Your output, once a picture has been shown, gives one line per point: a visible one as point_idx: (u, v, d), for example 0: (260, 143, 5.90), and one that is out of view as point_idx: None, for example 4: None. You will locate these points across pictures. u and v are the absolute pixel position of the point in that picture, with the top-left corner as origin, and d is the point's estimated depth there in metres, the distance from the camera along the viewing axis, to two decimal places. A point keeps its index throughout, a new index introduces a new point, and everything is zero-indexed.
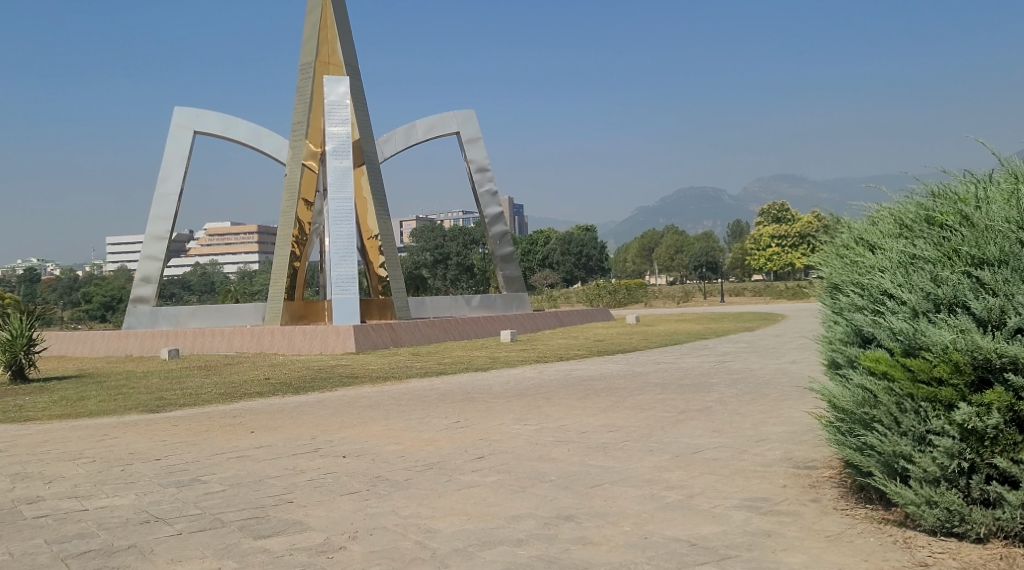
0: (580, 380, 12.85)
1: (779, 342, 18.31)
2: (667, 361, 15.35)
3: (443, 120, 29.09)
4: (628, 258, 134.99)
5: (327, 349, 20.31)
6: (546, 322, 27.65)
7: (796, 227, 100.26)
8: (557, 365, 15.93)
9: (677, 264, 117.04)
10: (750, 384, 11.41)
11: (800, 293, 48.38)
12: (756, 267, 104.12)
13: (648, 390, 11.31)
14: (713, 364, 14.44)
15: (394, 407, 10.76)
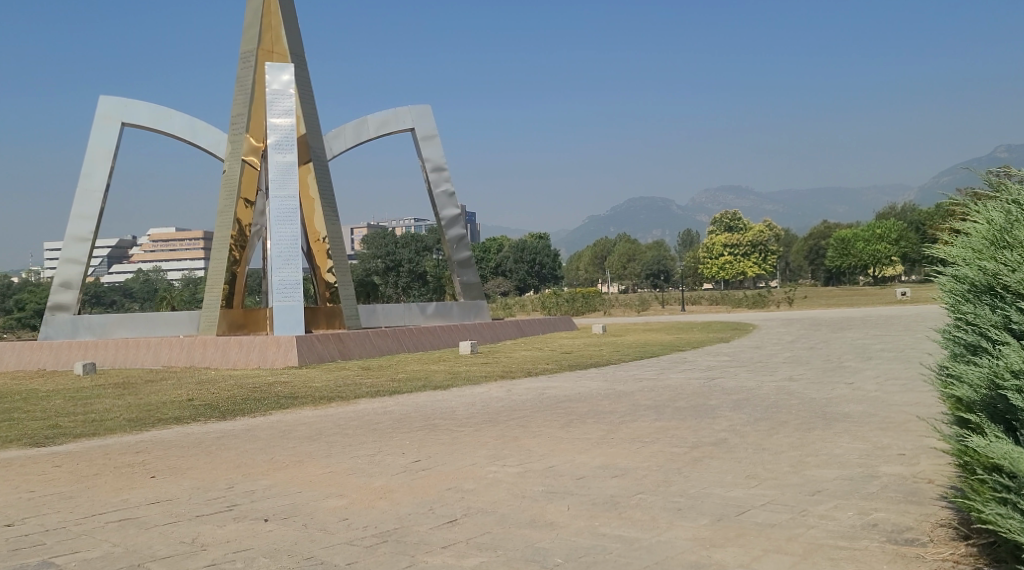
0: (557, 402, 11.07)
1: (765, 356, 16.81)
2: (649, 379, 13.68)
3: (396, 115, 27.15)
4: (581, 267, 134.06)
5: (266, 363, 18.24)
6: (507, 332, 25.92)
7: (748, 236, 100.59)
8: (526, 382, 14.16)
9: (630, 273, 116.62)
10: (757, 408, 9.77)
11: (760, 302, 47.52)
12: (709, 276, 103.96)
13: (641, 415, 9.61)
14: (704, 381, 12.81)
15: (340, 438, 8.87)
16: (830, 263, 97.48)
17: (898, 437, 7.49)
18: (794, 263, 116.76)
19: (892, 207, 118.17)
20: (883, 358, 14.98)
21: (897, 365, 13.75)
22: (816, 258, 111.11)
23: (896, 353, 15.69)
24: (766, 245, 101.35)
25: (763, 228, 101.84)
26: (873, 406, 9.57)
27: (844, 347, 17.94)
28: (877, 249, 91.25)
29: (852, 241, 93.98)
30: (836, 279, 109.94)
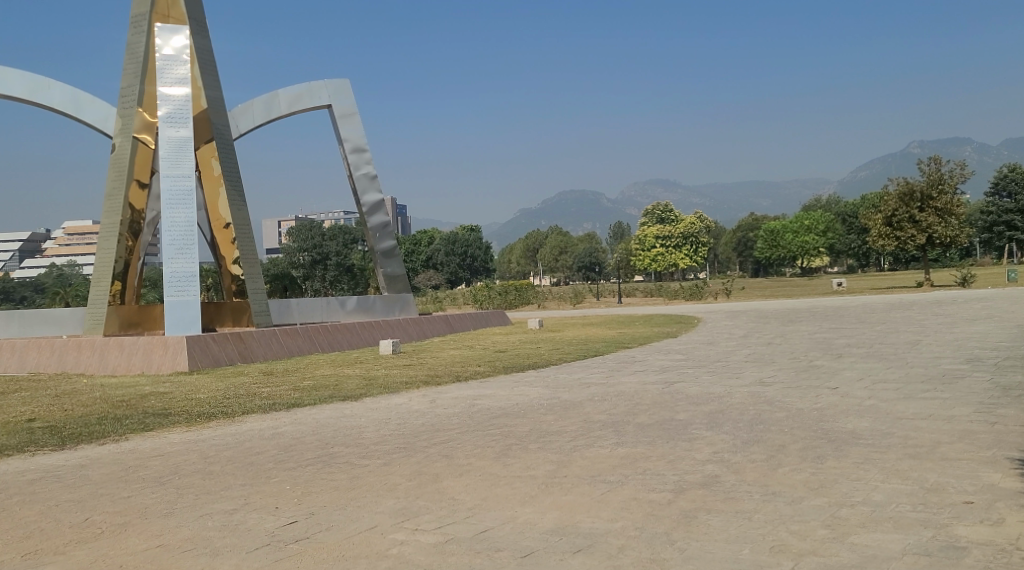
0: (492, 419, 8.97)
1: (722, 354, 15.01)
2: (598, 385, 11.70)
3: (310, 90, 24.57)
4: (514, 260, 132.35)
5: (150, 369, 15.64)
6: (435, 328, 23.77)
7: (679, 228, 100.41)
8: (454, 389, 12.06)
9: (562, 265, 115.63)
10: (740, 426, 7.84)
11: (697, 294, 46.45)
12: (641, 268, 103.42)
13: (597, 438, 7.61)
14: (663, 389, 10.87)
15: (200, 479, 6.60)
16: (759, 254, 97.94)
17: (946, 472, 5.61)
18: (723, 255, 117.30)
19: (818, 198, 119.56)
20: (857, 356, 13.34)
21: (877, 365, 12.12)
22: (745, 249, 111.86)
23: (868, 350, 14.08)
24: (697, 237, 101.41)
25: (694, 220, 101.82)
26: (884, 422, 7.74)
27: (804, 342, 16.37)
28: (804, 240, 91.73)
29: (781, 233, 94.20)
30: (764, 269, 110.90)
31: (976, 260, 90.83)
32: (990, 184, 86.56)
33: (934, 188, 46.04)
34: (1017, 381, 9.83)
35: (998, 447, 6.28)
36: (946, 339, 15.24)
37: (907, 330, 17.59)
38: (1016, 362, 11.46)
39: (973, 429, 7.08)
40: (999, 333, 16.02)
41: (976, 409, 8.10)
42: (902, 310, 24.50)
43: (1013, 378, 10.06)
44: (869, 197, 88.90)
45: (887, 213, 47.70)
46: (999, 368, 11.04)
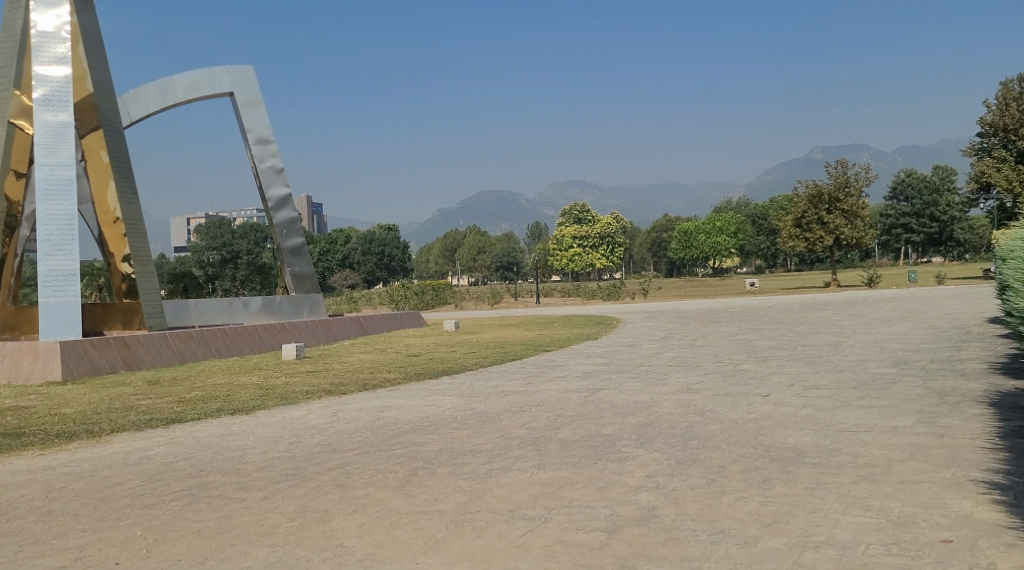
0: (398, 437, 7.98)
1: (645, 358, 14.38)
2: (516, 394, 10.85)
3: (209, 77, 22.88)
4: (432, 259, 130.81)
5: (20, 379, 14.01)
6: (345, 330, 22.53)
7: (596, 228, 101.06)
8: (360, 399, 11.00)
9: (480, 264, 114.99)
10: (672, 442, 7.09)
11: (615, 294, 46.32)
12: (558, 268, 103.53)
13: (514, 459, 6.72)
14: (586, 398, 10.09)
15: (36, 522, 5.40)
16: (674, 254, 99.32)
17: (909, 500, 4.93)
18: (638, 255, 118.68)
19: (729, 200, 122.29)
20: (783, 359, 12.89)
21: (805, 368, 11.64)
22: (659, 250, 113.47)
23: (792, 352, 13.68)
24: (613, 237, 102.27)
25: (610, 221, 102.66)
26: (826, 435, 7.12)
27: (726, 344, 15.92)
28: (716, 242, 93.43)
29: (694, 234, 95.67)
30: (678, 269, 112.70)
31: (877, 261, 94.37)
32: (891, 188, 90.05)
33: (842, 190, 47.12)
34: (951, 386, 9.43)
35: (955, 466, 5.68)
36: (867, 341, 15.01)
37: (827, 331, 17.40)
38: (943, 365, 11.15)
39: (923, 444, 6.50)
40: (917, 334, 15.90)
41: (919, 419, 7.57)
42: (818, 310, 24.55)
43: (946, 383, 9.67)
44: (778, 200, 91.24)
45: (797, 215, 48.57)
46: (928, 372, 10.69)
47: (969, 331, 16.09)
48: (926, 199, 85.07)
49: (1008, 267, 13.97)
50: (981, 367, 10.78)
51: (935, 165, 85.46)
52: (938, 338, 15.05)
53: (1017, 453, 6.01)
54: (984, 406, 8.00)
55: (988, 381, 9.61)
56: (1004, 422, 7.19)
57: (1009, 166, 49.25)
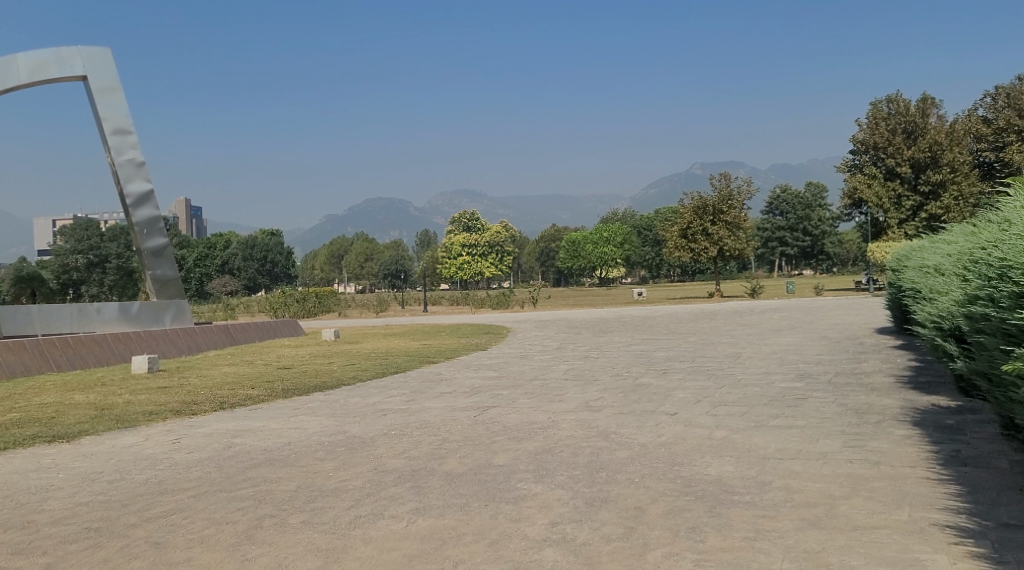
0: (246, 472, 6.56)
1: (539, 372, 13.34)
2: (396, 414, 9.55)
3: (58, 57, 19.47)
4: (317, 266, 126.90)
5: None
6: (211, 339, 20.55)
7: (485, 237, 100.45)
8: (212, 421, 9.44)
9: (367, 272, 112.32)
10: (576, 475, 6.01)
11: (503, 302, 45.47)
12: (446, 276, 102.16)
13: (387, 502, 5.48)
14: (475, 419, 8.92)
15: None
16: (561, 264, 99.87)
17: (872, 555, 4.00)
18: (526, 265, 118.93)
19: (615, 212, 124.39)
20: (683, 372, 12.14)
21: (709, 383, 10.88)
22: (547, 259, 114.08)
23: (692, 365, 12.97)
24: (502, 246, 101.93)
25: (499, 230, 102.29)
26: (750, 463, 6.21)
27: (623, 356, 15.12)
28: (603, 252, 94.34)
29: (581, 243, 96.32)
30: (565, 279, 113.56)
31: (753, 272, 97.84)
32: (767, 203, 93.66)
33: (726, 202, 47.99)
34: (865, 403, 8.80)
35: (908, 506, 4.83)
36: (765, 352, 14.53)
37: (722, 342, 16.94)
38: (850, 380, 10.61)
39: (861, 475, 5.66)
40: (812, 345, 15.60)
41: (846, 444, 6.78)
42: (708, 321, 24.38)
43: (858, 400, 9.04)
44: (663, 212, 93.25)
45: (683, 226, 49.11)
46: (836, 386, 10.10)
47: (860, 342, 15.93)
48: (799, 214, 88.81)
49: (907, 282, 13.78)
50: (887, 381, 10.29)
51: (808, 182, 89.35)
52: (834, 349, 14.74)
53: (969, 486, 5.24)
54: (908, 426, 7.34)
55: (900, 397, 9.04)
56: (937, 446, 6.50)
57: (879, 183, 51.57)
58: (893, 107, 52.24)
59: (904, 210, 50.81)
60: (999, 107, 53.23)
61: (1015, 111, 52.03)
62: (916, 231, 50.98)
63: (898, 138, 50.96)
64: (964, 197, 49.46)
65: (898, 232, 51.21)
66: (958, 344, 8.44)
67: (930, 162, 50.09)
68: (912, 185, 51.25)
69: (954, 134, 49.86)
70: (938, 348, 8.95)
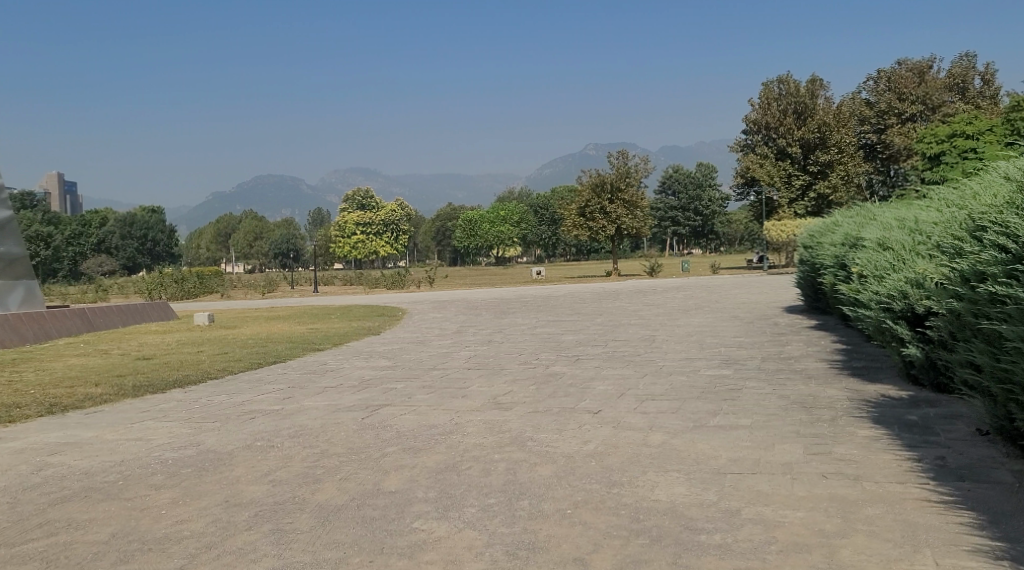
0: (48, 512, 4.88)
1: (438, 360, 11.88)
2: (267, 418, 7.93)
3: None
4: (202, 245, 120.60)
5: None
6: (62, 325, 18.01)
7: (380, 215, 97.82)
8: (31, 431, 7.56)
9: (256, 251, 107.73)
10: (492, 507, 4.65)
11: (399, 281, 43.66)
12: (339, 255, 98.75)
13: (233, 560, 3.97)
14: (363, 422, 7.42)
15: None
16: (457, 242, 98.12)
17: None
18: (422, 244, 116.91)
19: (512, 191, 123.51)
20: (598, 360, 10.95)
21: (630, 372, 9.73)
22: (444, 238, 112.33)
23: (607, 351, 11.81)
24: (397, 224, 99.36)
25: (393, 208, 99.59)
26: (705, 482, 4.99)
27: (530, 340, 13.84)
28: (500, 231, 93.18)
29: (478, 222, 94.77)
30: (462, 258, 112.13)
31: (647, 251, 99.18)
32: (661, 183, 94.75)
33: (624, 180, 47.52)
34: (809, 395, 7.80)
35: (929, 549, 3.69)
36: (680, 334, 13.57)
37: (632, 324, 15.93)
38: (781, 366, 9.66)
39: (847, 498, 4.53)
40: (727, 326, 14.77)
41: (808, 450, 5.68)
42: (612, 300, 23.53)
43: (800, 391, 8.04)
44: (560, 192, 93.01)
45: (581, 204, 48.27)
46: (769, 374, 9.11)
47: (774, 322, 15.23)
48: (691, 194, 90.21)
49: (828, 260, 13.13)
50: (822, 368, 9.39)
51: (699, 163, 90.75)
52: (751, 330, 13.93)
53: (985, 512, 4.17)
54: (870, 426, 6.34)
55: (844, 388, 8.10)
56: (915, 452, 5.47)
57: (771, 163, 52.38)
58: (784, 88, 53.04)
59: (794, 189, 51.76)
60: (882, 90, 54.93)
61: (896, 95, 53.77)
62: (805, 210, 52.10)
63: (790, 119, 51.77)
64: (850, 177, 50.78)
65: (788, 211, 52.24)
66: (910, 328, 7.61)
67: (819, 142, 51.13)
68: (801, 165, 52.23)
69: (840, 115, 51.04)
70: (886, 333, 8.08)
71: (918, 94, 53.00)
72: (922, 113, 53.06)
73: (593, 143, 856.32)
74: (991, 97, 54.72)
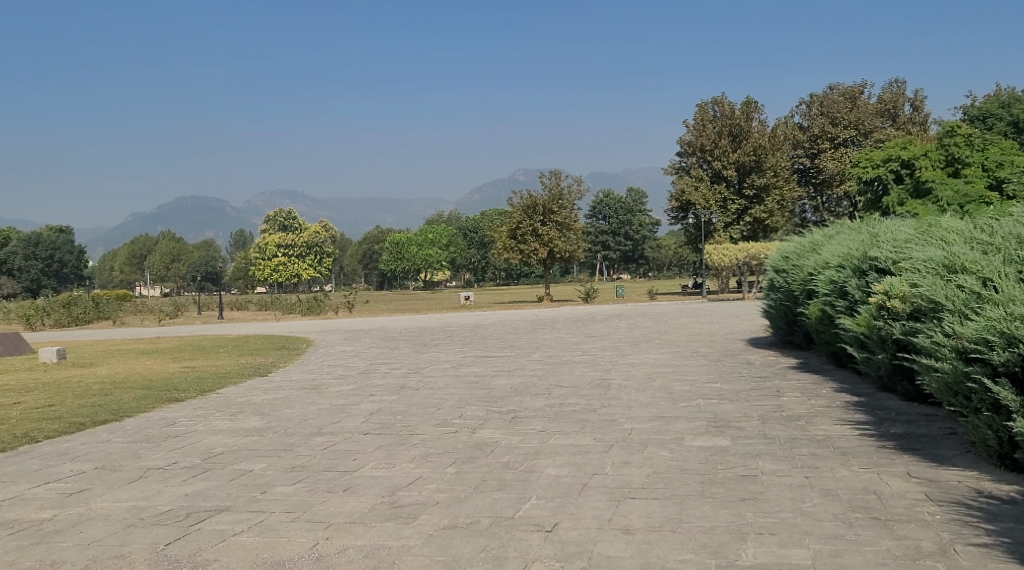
0: None
1: (328, 418, 8.87)
2: (10, 540, 4.83)
3: None
4: (114, 268, 113.69)
5: None
6: None
7: (303, 237, 93.59)
8: None
9: (172, 274, 102.04)
10: None
11: (316, 306, 40.06)
12: (259, 278, 93.72)
13: None
14: (165, 556, 4.43)
15: None
16: (383, 265, 93.78)
17: None
18: (348, 268, 112.86)
19: (441, 214, 120.41)
20: (543, 421, 8.12)
21: (590, 445, 6.93)
22: (371, 262, 108.54)
23: (554, 406, 9.00)
24: (322, 247, 95.22)
25: (318, 230, 95.35)
26: None
27: (452, 387, 10.91)
28: (429, 254, 89.98)
29: (405, 245, 91.35)
30: (389, 282, 108.55)
31: (577, 275, 97.51)
32: (592, 207, 93.48)
33: (558, 201, 45.04)
34: (866, 491, 5.20)
35: None
36: (640, 379, 10.86)
37: (578, 362, 13.17)
38: (795, 434, 7.03)
39: None
40: (692, 367, 12.18)
41: None
42: (549, 331, 20.83)
43: (847, 484, 5.43)
44: (491, 215, 90.72)
45: (512, 226, 45.56)
46: (787, 449, 6.47)
47: (747, 361, 12.68)
48: (621, 219, 88.89)
49: (821, 286, 10.71)
50: (855, 438, 6.81)
51: (629, 188, 89.73)
52: (723, 373, 11.35)
53: None
54: None
55: (909, 474, 5.55)
56: None
57: (706, 186, 50.81)
58: (718, 110, 51.88)
59: (730, 213, 50.22)
60: (815, 114, 54.31)
61: (829, 120, 53.17)
62: (741, 234, 50.56)
63: (724, 141, 50.55)
64: (785, 202, 49.66)
65: (723, 235, 50.42)
66: (1019, 393, 5.08)
67: (754, 165, 49.91)
68: (737, 188, 50.88)
69: (775, 138, 49.99)
70: (970, 394, 5.55)
71: (850, 119, 52.46)
72: (854, 139, 52.49)
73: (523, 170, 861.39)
74: (920, 123, 54.65)
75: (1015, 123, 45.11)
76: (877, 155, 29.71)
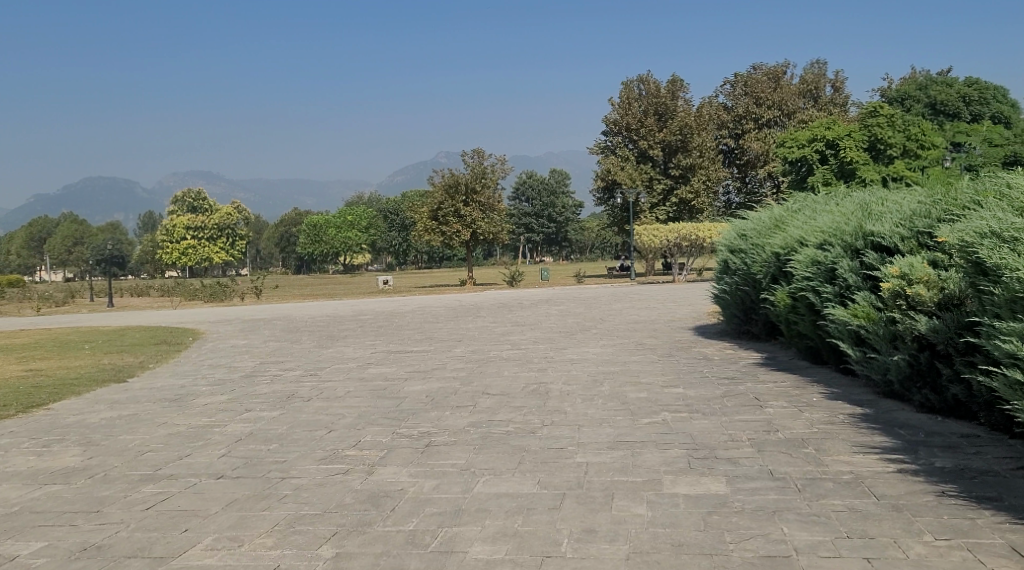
0: None
1: (176, 449, 6.55)
2: None
3: None
4: (11, 252, 106.36)
5: None
6: None
7: (213, 219, 89.03)
8: None
9: (74, 259, 95.83)
10: None
11: (220, 293, 36.86)
12: (166, 262, 88.57)
13: None
14: None
15: None
16: (300, 248, 89.75)
17: None
18: (264, 251, 108.23)
19: (361, 196, 116.46)
20: (467, 453, 6.02)
21: (533, 497, 4.86)
22: (287, 245, 104.22)
23: (481, 427, 6.89)
24: (234, 229, 90.64)
25: (229, 212, 90.71)
26: None
27: (353, 396, 8.70)
28: (347, 236, 86.50)
29: (322, 227, 87.64)
30: (307, 266, 104.59)
31: (500, 258, 95.58)
32: (515, 189, 91.50)
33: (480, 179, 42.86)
34: None
35: None
36: (585, 383, 8.85)
37: (507, 360, 11.13)
38: (813, 473, 5.11)
39: None
40: (642, 365, 10.28)
41: None
42: (474, 319, 18.70)
43: None
44: (413, 196, 87.86)
45: (433, 206, 43.16)
46: (814, 503, 4.53)
47: (704, 357, 10.85)
48: (545, 201, 87.31)
49: (797, 268, 8.86)
50: (897, 477, 4.93)
51: (553, 169, 88.07)
52: (683, 374, 9.46)
53: None
54: None
55: (1016, 552, 3.70)
56: None
57: (632, 166, 49.44)
58: (644, 88, 50.48)
59: (656, 193, 48.83)
60: (739, 94, 53.42)
61: (753, 100, 52.43)
62: (667, 216, 49.23)
63: (650, 120, 49.28)
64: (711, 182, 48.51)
65: (649, 216, 49.01)
66: None
67: (680, 145, 48.72)
68: (663, 169, 49.56)
69: (700, 118, 48.89)
70: None
71: (774, 100, 51.76)
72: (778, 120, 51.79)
73: (445, 152, 853.50)
74: (841, 105, 54.30)
75: (934, 105, 44.78)
76: (802, 136, 28.46)
